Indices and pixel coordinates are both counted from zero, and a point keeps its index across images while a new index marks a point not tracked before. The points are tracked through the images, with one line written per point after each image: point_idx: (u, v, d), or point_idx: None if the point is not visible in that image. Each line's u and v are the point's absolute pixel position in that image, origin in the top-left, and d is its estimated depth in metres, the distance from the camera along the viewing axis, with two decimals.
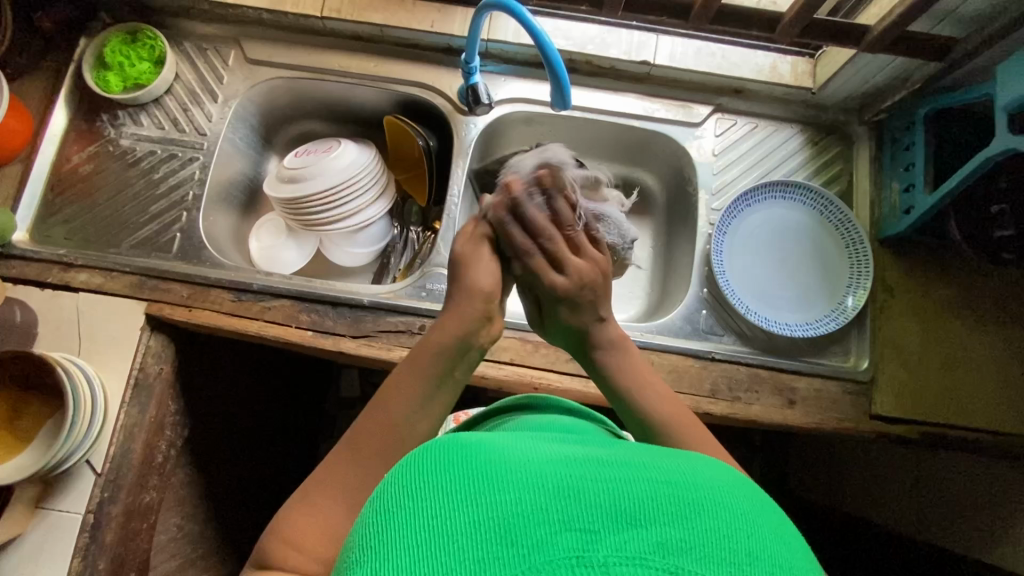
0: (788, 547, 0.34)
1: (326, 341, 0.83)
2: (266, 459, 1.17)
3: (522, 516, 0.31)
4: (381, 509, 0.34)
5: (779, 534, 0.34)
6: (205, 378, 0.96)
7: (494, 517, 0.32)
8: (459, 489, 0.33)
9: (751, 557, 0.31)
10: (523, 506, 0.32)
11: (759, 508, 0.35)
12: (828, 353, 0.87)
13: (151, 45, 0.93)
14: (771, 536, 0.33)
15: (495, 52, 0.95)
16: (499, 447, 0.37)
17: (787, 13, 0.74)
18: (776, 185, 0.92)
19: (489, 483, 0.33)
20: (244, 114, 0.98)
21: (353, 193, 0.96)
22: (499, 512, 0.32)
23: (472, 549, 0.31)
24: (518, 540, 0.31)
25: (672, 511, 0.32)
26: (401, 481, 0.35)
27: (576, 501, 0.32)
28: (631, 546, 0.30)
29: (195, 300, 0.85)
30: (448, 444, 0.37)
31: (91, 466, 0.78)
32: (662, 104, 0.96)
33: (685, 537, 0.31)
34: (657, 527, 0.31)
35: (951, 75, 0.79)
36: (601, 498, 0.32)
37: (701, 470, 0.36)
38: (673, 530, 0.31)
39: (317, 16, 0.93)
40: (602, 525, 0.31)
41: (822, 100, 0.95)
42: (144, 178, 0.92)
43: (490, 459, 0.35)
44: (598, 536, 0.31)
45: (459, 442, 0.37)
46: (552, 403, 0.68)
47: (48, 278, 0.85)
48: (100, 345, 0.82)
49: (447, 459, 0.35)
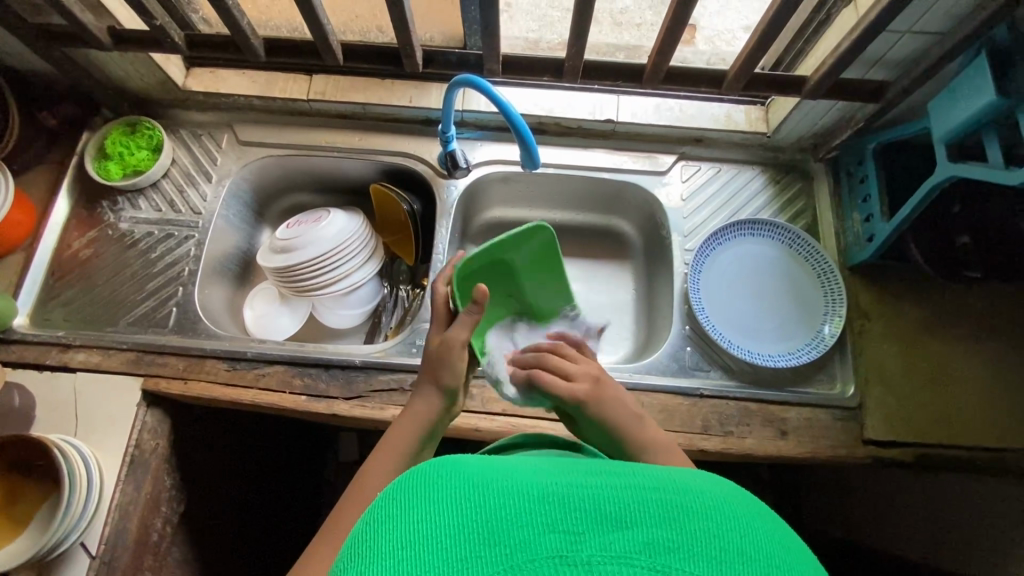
0: (783, 547, 0.34)
1: (320, 405, 0.85)
2: (259, 531, 1.15)
3: (507, 518, 0.32)
4: (374, 510, 0.35)
5: (774, 536, 0.34)
6: (199, 451, 0.97)
7: (477, 519, 0.32)
8: (443, 497, 0.34)
9: (742, 555, 0.32)
10: (507, 510, 0.33)
11: (752, 511, 0.35)
12: (814, 382, 0.89)
13: (149, 135, 1.00)
14: (765, 536, 0.33)
15: (470, 121, 1.02)
16: (486, 458, 0.37)
17: (730, 69, 0.81)
18: (743, 223, 0.97)
19: (475, 487, 0.34)
20: (237, 192, 1.03)
21: (335, 265, 1.00)
22: (485, 516, 0.32)
23: (457, 548, 0.31)
24: (502, 541, 0.31)
25: (661, 514, 0.33)
26: (391, 496, 0.35)
27: (561, 505, 0.33)
28: (617, 546, 0.31)
29: (190, 372, 0.87)
30: (439, 456, 0.37)
31: (86, 548, 0.77)
32: (630, 157, 1.02)
33: (670, 537, 0.32)
34: (646, 528, 0.32)
35: (889, 114, 0.86)
36: (587, 502, 0.33)
37: (696, 478, 0.36)
38: (660, 529, 0.32)
39: (304, 99, 1.00)
40: (586, 528, 0.32)
41: (778, 142, 1.01)
42: (141, 258, 0.96)
43: (476, 466, 0.36)
44: (582, 538, 0.31)
45: (446, 458, 0.37)
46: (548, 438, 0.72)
47: (47, 360, 0.87)
48: (96, 425, 0.83)
49: (435, 469, 0.36)
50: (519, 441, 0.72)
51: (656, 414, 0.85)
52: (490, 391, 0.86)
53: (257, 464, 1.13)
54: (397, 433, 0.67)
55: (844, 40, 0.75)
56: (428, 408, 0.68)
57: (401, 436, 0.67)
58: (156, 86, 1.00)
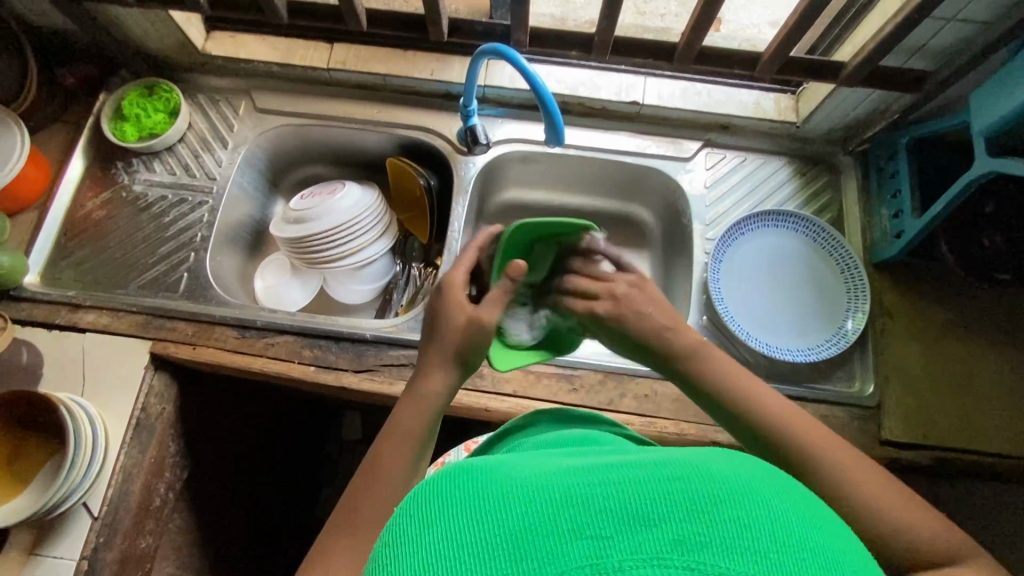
0: (820, 527, 0.30)
1: (328, 377, 0.84)
2: (260, 503, 1.15)
3: (528, 529, 0.29)
4: (398, 533, 0.33)
5: (805, 516, 0.31)
6: (203, 418, 0.96)
7: (498, 534, 0.30)
8: (462, 512, 0.31)
9: (779, 541, 0.28)
10: (528, 519, 0.30)
11: (786, 494, 0.32)
12: (833, 379, 0.87)
13: (166, 98, 0.98)
14: (805, 521, 0.30)
15: (492, 97, 1.00)
16: (504, 468, 0.35)
17: (765, 51, 0.79)
18: (768, 214, 0.94)
19: (494, 501, 0.31)
20: (252, 160, 1.02)
21: (338, 242, 0.98)
22: (505, 529, 0.30)
23: (478, 567, 0.29)
24: (526, 554, 0.28)
25: (692, 505, 0.29)
26: (411, 513, 0.33)
27: (583, 508, 0.29)
28: (647, 546, 0.28)
29: (199, 337, 0.86)
30: (457, 465, 0.35)
31: (88, 509, 0.76)
32: (653, 141, 1.00)
33: (703, 530, 0.28)
34: (675, 523, 0.28)
35: (926, 105, 0.83)
36: (609, 500, 0.30)
37: (718, 460, 0.33)
38: (691, 523, 0.28)
39: (324, 68, 0.98)
40: (612, 530, 0.29)
41: (807, 133, 0.98)
42: (154, 222, 0.95)
43: (492, 478, 0.33)
44: (609, 541, 0.28)
45: (460, 469, 0.35)
46: (559, 414, 0.70)
47: (56, 319, 0.86)
48: (103, 386, 0.82)
49: (447, 483, 0.34)
50: (531, 419, 0.70)
51: (669, 404, 0.83)
52: (501, 371, 0.85)
53: (260, 436, 1.13)
54: (408, 415, 0.61)
55: (887, 25, 0.72)
56: (444, 386, 0.62)
57: (413, 419, 0.60)
58: (175, 47, 0.98)
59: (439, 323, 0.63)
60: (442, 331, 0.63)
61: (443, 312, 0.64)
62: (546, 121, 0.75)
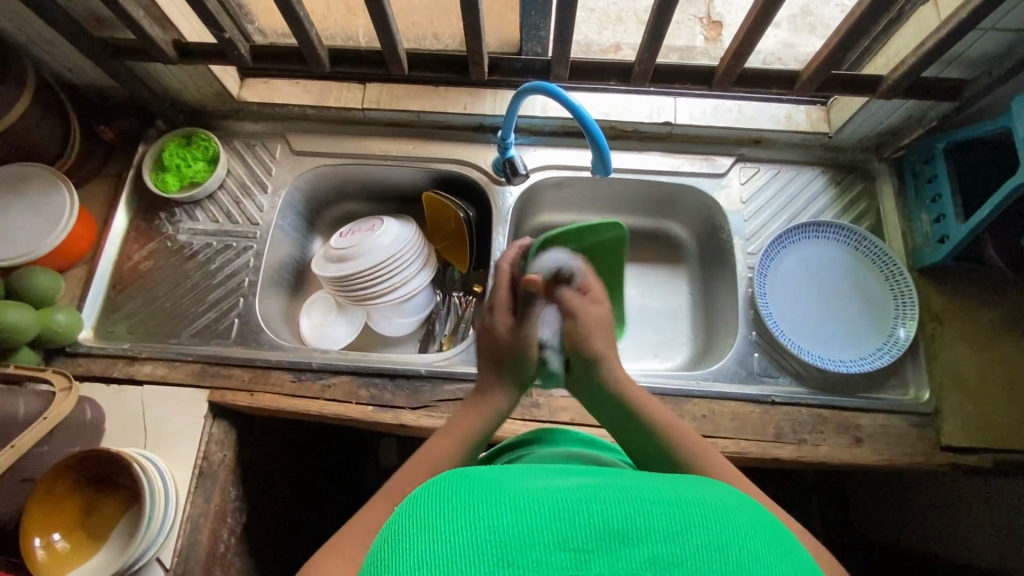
0: (777, 554, 0.34)
1: (388, 416, 0.84)
2: (307, 539, 1.15)
3: (520, 538, 0.33)
4: (400, 522, 0.36)
5: (769, 548, 0.34)
6: (257, 462, 0.97)
7: (495, 542, 0.33)
8: (460, 520, 0.34)
9: (739, 565, 0.32)
10: (521, 530, 0.33)
11: (755, 524, 0.35)
12: (887, 388, 0.87)
13: (205, 146, 1.00)
14: (763, 549, 0.34)
15: (525, 127, 1.02)
16: (502, 480, 0.38)
17: (805, 70, 0.80)
18: (809, 225, 0.95)
19: (491, 511, 0.34)
20: (292, 202, 1.03)
21: (382, 279, 0.99)
22: (500, 539, 0.33)
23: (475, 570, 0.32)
24: (514, 561, 0.32)
25: (668, 529, 0.33)
26: (411, 513, 0.36)
27: (571, 524, 0.33)
28: (624, 563, 0.32)
29: (256, 383, 0.87)
30: (460, 475, 0.38)
31: (161, 562, 0.77)
32: (686, 159, 1.01)
33: (673, 550, 0.32)
34: (651, 544, 0.33)
35: (967, 111, 0.83)
36: (595, 519, 0.33)
37: (697, 490, 0.37)
38: (664, 544, 0.33)
39: (358, 108, 1.00)
40: (596, 545, 0.32)
41: (839, 142, 0.99)
42: (201, 269, 0.96)
43: (492, 488, 0.36)
44: (591, 554, 0.32)
45: (460, 479, 0.37)
46: (562, 434, 0.69)
47: (113, 373, 0.88)
48: (165, 436, 0.83)
49: (449, 490, 0.37)
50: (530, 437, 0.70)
51: (727, 422, 0.84)
52: (556, 400, 0.85)
53: (304, 473, 1.13)
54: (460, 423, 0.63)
55: (925, 40, 0.73)
56: (500, 399, 0.65)
57: (468, 425, 0.63)
58: (212, 98, 1.00)
59: (489, 342, 0.67)
60: (494, 351, 0.66)
61: (492, 332, 0.66)
62: (591, 148, 0.76)
